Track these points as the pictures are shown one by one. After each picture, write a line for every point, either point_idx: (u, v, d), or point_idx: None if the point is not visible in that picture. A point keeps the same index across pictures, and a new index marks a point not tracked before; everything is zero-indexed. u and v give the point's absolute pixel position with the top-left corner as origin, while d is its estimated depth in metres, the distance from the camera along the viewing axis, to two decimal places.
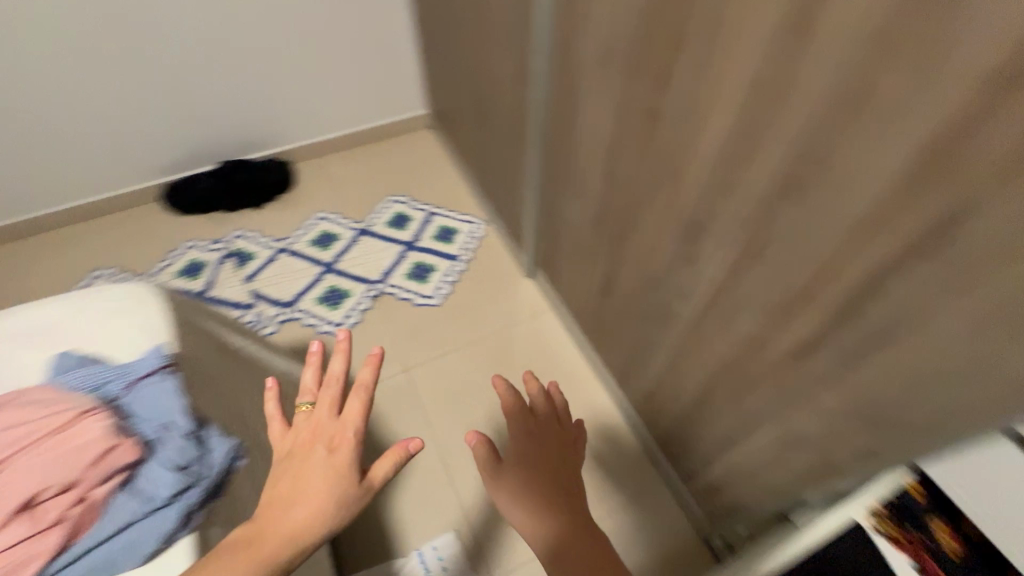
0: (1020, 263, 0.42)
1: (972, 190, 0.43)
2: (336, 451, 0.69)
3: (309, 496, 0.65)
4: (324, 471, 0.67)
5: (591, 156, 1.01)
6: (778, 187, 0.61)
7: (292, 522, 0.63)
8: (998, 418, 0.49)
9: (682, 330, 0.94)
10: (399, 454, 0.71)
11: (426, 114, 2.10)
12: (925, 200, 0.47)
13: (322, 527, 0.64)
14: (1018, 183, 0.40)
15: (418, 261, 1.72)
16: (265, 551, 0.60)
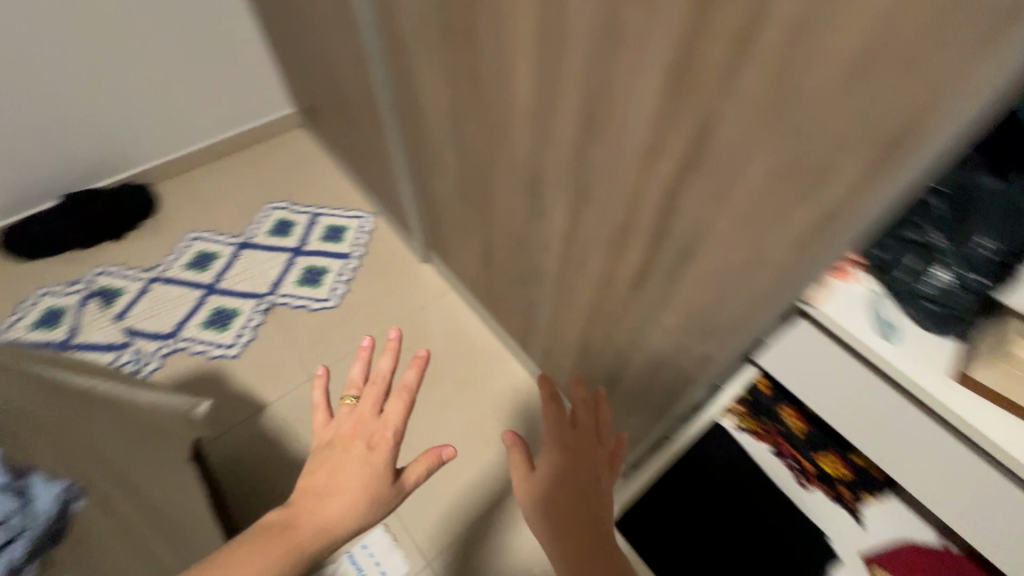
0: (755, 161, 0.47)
1: (710, 99, 0.47)
2: (373, 451, 0.78)
3: (347, 489, 0.74)
4: (362, 467, 0.76)
5: (441, 128, 1.01)
6: (584, 127, 0.64)
7: (327, 514, 0.71)
8: (777, 303, 0.55)
9: (554, 283, 0.98)
10: (432, 460, 0.80)
11: (294, 112, 2.00)
12: (682, 116, 0.51)
13: (351, 525, 0.72)
14: (736, 87, 0.44)
15: (308, 265, 1.66)
16: (302, 538, 0.68)
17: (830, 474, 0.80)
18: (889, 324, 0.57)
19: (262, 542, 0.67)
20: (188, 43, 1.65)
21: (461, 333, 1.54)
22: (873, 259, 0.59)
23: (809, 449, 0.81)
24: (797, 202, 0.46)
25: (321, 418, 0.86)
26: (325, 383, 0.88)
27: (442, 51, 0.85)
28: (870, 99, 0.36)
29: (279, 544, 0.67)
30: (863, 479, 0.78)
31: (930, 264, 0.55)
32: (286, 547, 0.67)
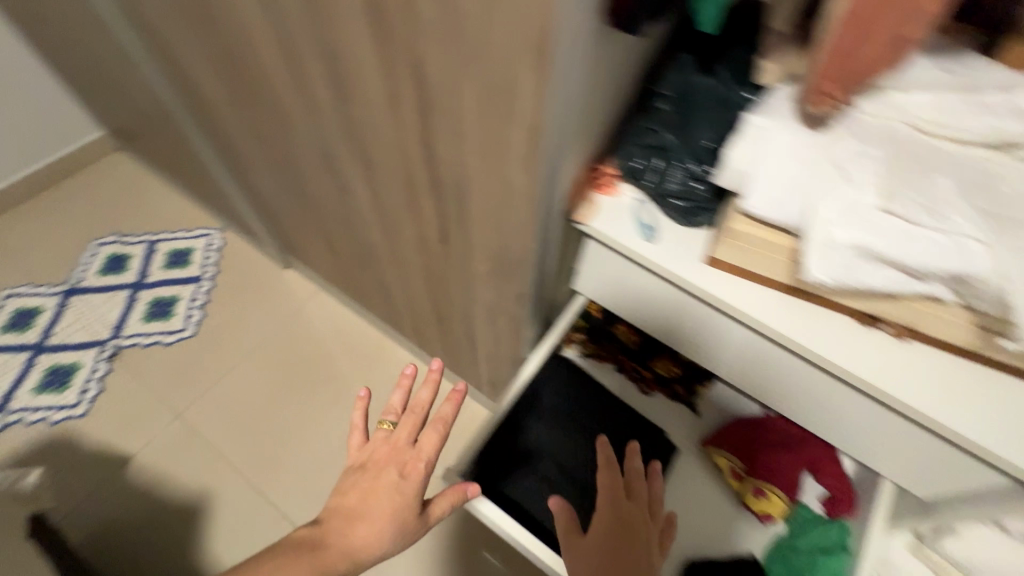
0: (464, 86, 0.47)
1: (408, 30, 0.47)
2: (406, 482, 0.69)
3: (373, 519, 0.65)
4: (392, 498, 0.68)
5: (233, 119, 0.93)
6: (335, 85, 0.62)
7: (357, 536, 0.64)
8: (539, 225, 0.57)
9: (389, 258, 0.96)
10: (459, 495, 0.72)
11: (105, 134, 1.77)
12: (397, 54, 0.50)
13: (375, 554, 0.64)
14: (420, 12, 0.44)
15: (153, 298, 1.51)
16: (328, 559, 0.60)
17: (664, 376, 0.88)
18: (647, 226, 0.62)
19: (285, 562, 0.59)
20: None
21: (338, 332, 1.48)
22: (625, 170, 0.63)
23: (645, 358, 0.88)
24: (506, 125, 0.48)
25: (357, 440, 0.77)
26: (362, 405, 0.79)
27: (197, 35, 0.78)
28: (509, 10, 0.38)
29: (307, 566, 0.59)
30: (691, 374, 0.87)
31: (667, 163, 0.60)
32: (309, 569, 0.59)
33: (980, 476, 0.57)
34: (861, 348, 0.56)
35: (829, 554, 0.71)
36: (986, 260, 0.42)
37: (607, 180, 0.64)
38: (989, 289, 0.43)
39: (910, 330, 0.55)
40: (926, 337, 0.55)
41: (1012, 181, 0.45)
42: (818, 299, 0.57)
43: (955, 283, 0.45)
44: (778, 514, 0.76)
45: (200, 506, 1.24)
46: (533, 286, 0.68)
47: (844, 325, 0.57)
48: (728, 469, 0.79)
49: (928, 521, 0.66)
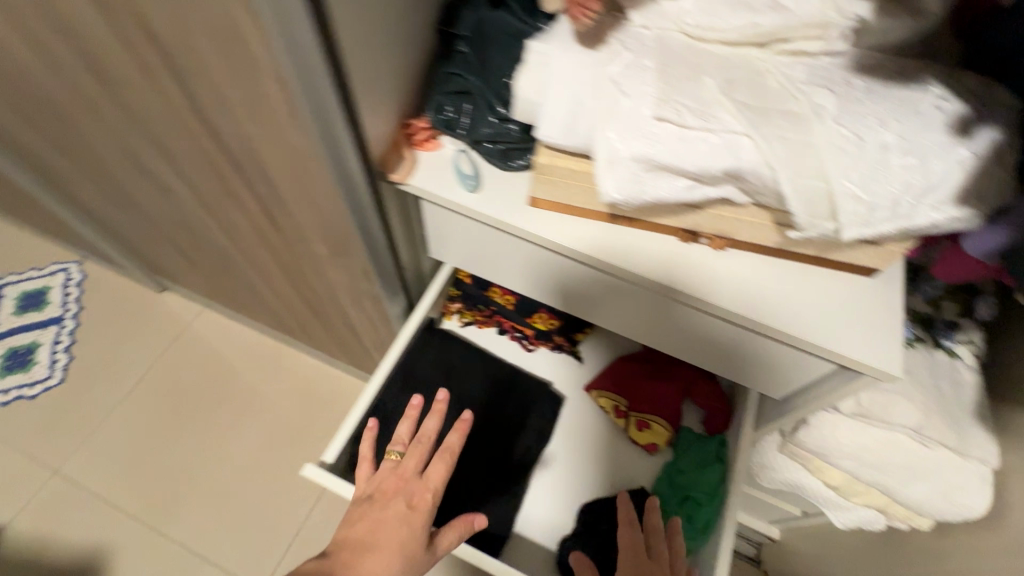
0: (193, 38, 0.42)
1: None
2: (415, 511, 0.60)
3: (381, 552, 0.55)
4: (401, 529, 0.58)
5: (19, 127, 0.81)
6: (84, 63, 0.54)
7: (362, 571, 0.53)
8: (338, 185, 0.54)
9: (242, 257, 0.88)
10: (466, 524, 0.63)
11: None
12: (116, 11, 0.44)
13: None
14: None
15: (6, 350, 1.34)
16: None
17: (544, 330, 0.87)
18: (465, 174, 0.59)
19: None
20: None
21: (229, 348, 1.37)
22: (438, 122, 0.60)
23: (523, 314, 0.87)
24: (254, 78, 0.43)
25: (361, 472, 0.68)
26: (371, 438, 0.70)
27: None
28: None
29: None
30: (570, 322, 0.87)
31: (476, 109, 0.58)
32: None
33: (812, 367, 0.60)
34: (686, 264, 0.57)
35: (706, 466, 0.74)
36: (753, 152, 0.43)
37: (427, 135, 0.61)
38: (762, 181, 0.44)
39: (727, 240, 0.56)
40: (742, 244, 0.56)
41: (776, 74, 0.46)
42: (640, 223, 0.57)
43: (735, 181, 0.46)
44: (662, 442, 0.79)
45: (95, 561, 1.13)
46: (365, 254, 0.65)
47: (669, 245, 0.57)
48: (612, 409, 0.81)
49: (787, 420, 0.69)
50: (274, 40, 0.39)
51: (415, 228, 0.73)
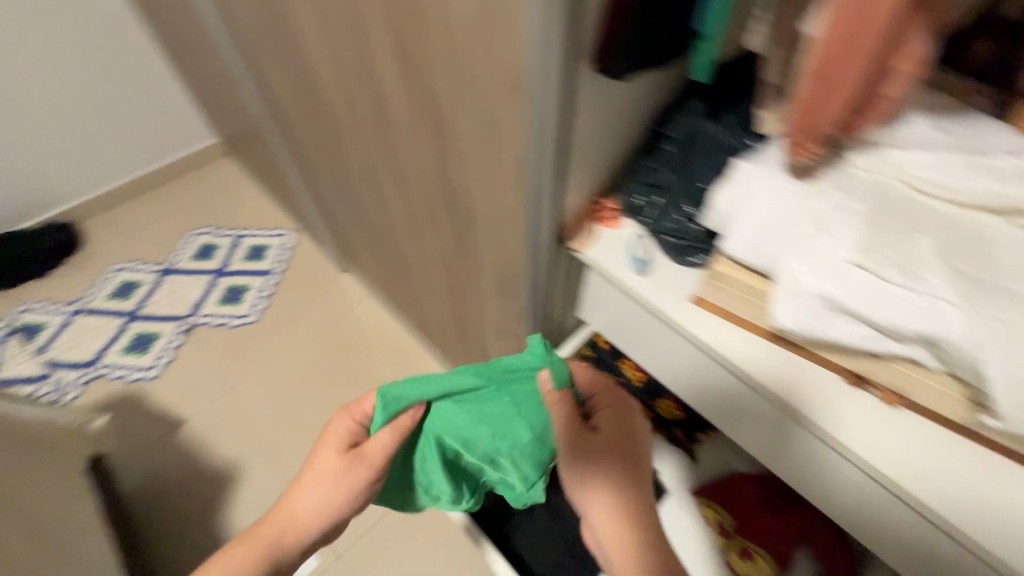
0: (471, 125, 0.55)
1: (428, 80, 0.55)
2: (331, 447, 0.62)
3: (309, 481, 0.62)
4: (324, 460, 0.62)
5: (305, 140, 1.08)
6: (377, 115, 0.71)
7: (301, 503, 0.62)
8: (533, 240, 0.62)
9: (418, 266, 1.02)
10: (403, 427, 0.60)
11: (217, 141, 2.03)
12: (420, 95, 0.59)
13: (316, 508, 0.61)
14: (437, 68, 0.53)
15: (229, 285, 1.70)
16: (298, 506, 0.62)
17: (664, 417, 0.86)
18: (641, 259, 0.64)
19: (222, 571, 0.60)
20: (98, 83, 1.70)
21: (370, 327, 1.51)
22: (626, 206, 0.65)
23: (648, 397, 0.88)
24: (499, 149, 0.54)
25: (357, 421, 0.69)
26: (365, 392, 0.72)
27: (270, 48, 0.90)
28: (496, 40, 0.43)
29: (256, 546, 0.61)
30: (692, 420, 0.86)
31: (667, 200, 0.63)
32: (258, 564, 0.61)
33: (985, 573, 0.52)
34: (844, 410, 0.55)
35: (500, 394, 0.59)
36: (958, 325, 0.41)
37: (610, 214, 0.67)
38: (962, 353, 0.42)
39: (901, 397, 0.53)
40: (923, 407, 0.52)
41: (1006, 246, 0.44)
42: (807, 353, 0.56)
43: (931, 345, 0.44)
44: None
45: (231, 471, 1.36)
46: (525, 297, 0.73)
47: (837, 386, 0.55)
48: (715, 523, 0.78)
49: None
50: (529, 120, 0.47)
51: (575, 291, 0.80)
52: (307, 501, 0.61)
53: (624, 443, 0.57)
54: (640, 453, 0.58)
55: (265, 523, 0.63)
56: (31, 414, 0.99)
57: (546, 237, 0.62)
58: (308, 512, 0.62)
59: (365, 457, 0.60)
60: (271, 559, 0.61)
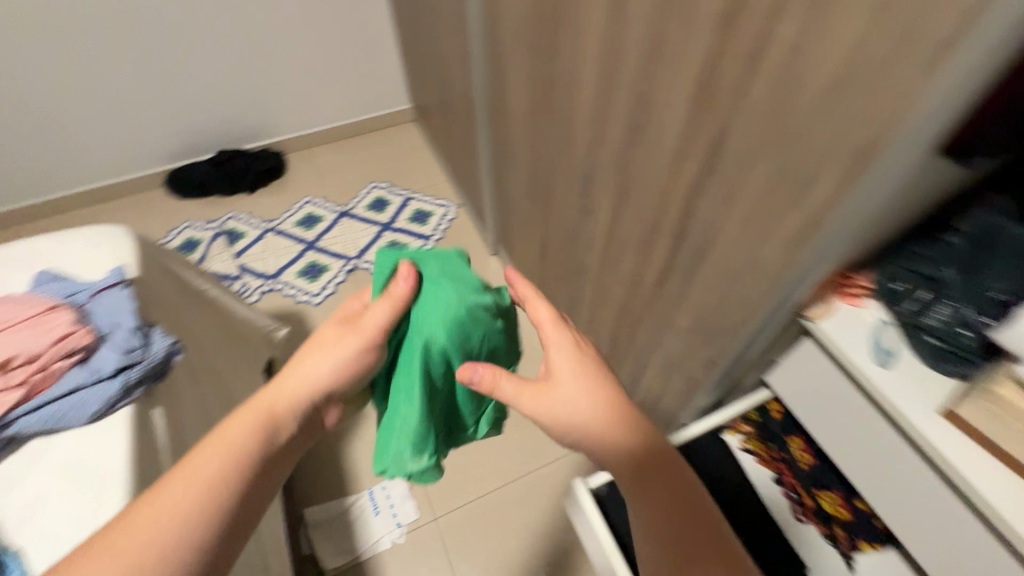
0: (757, 170, 0.53)
1: (723, 118, 0.55)
2: (329, 328, 0.68)
3: (306, 359, 0.66)
4: (321, 340, 0.67)
5: (519, 133, 1.14)
6: (630, 132, 0.72)
7: (291, 383, 0.65)
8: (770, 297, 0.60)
9: (595, 279, 1.04)
10: (396, 296, 0.64)
11: (409, 108, 2.22)
12: (701, 129, 0.58)
13: (311, 382, 0.65)
14: (743, 109, 0.52)
15: (392, 239, 1.85)
16: (292, 383, 0.65)
17: (827, 512, 0.79)
18: (886, 350, 0.60)
19: (226, 439, 0.60)
20: (334, 40, 1.92)
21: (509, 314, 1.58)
22: (884, 289, 0.60)
23: (811, 484, 0.81)
24: (787, 209, 0.52)
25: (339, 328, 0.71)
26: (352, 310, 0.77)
27: (524, 49, 0.95)
28: (848, 110, 0.42)
29: (244, 420, 0.62)
30: (863, 525, 0.77)
31: (935, 297, 0.56)
32: (261, 432, 0.61)
33: None
34: None
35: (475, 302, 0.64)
36: None
37: (855, 290, 0.63)
38: None
39: None
40: None
41: None
42: None
43: None
44: None
45: None
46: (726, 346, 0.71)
47: None
48: None
49: None
50: (851, 194, 0.45)
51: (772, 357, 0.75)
52: (301, 378, 0.65)
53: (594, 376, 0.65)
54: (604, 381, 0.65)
55: (254, 404, 0.63)
56: (239, 311, 1.15)
57: (790, 304, 0.59)
58: (301, 386, 0.65)
59: (365, 325, 0.64)
60: (271, 431, 0.62)
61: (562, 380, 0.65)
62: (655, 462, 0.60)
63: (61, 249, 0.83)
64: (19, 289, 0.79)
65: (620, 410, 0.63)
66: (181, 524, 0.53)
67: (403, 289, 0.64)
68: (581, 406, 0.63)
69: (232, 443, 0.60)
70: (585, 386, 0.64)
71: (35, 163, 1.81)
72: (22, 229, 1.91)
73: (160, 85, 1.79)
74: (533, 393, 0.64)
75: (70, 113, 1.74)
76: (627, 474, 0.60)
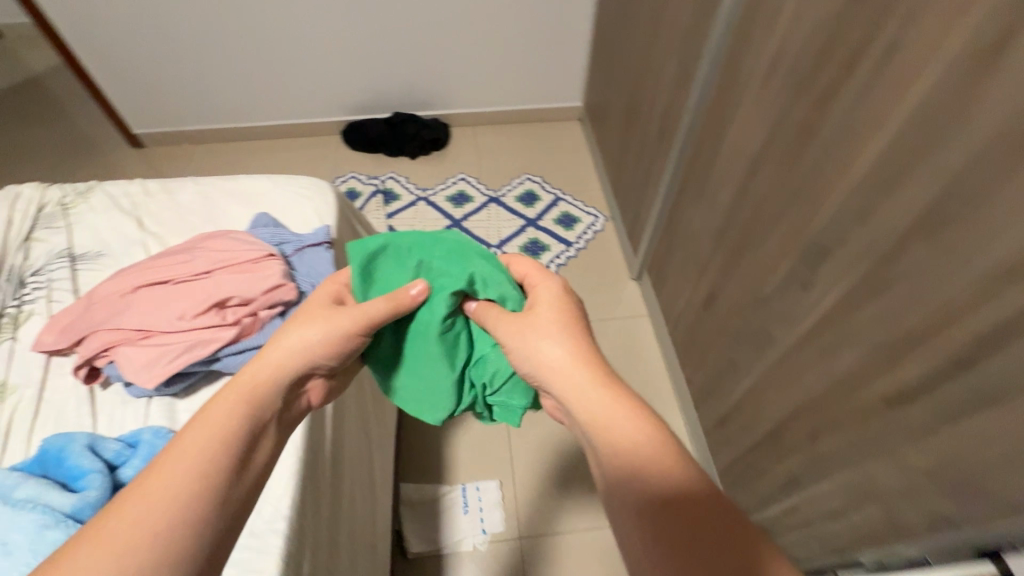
0: None
1: None
2: (319, 308, 0.65)
3: (295, 334, 0.63)
4: (312, 318, 0.64)
5: (729, 171, 1.02)
6: (922, 223, 0.60)
7: (275, 360, 0.61)
8: None
9: (779, 356, 0.91)
10: (401, 300, 0.65)
11: (580, 107, 2.16)
12: None
13: (298, 359, 0.62)
14: None
15: (534, 237, 1.82)
16: (277, 359, 0.61)
17: None
18: None
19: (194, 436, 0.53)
20: (531, 29, 1.89)
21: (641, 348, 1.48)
22: None
23: None
24: None
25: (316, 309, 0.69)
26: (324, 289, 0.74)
27: (782, 86, 0.83)
28: None
29: (223, 403, 0.56)
30: None
31: None
32: (249, 412, 0.56)
33: None
34: None
35: (457, 263, 0.69)
36: None
37: None
38: None
39: None
40: None
41: None
42: None
43: None
44: None
45: None
46: (975, 512, 0.57)
47: None
48: None
49: None
50: None
51: None
52: (287, 356, 0.62)
53: (567, 325, 0.65)
54: (579, 329, 0.65)
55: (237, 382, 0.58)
56: None
57: None
58: (289, 362, 0.62)
59: (354, 308, 0.64)
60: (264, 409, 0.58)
61: (538, 315, 0.65)
62: (613, 399, 0.57)
63: (278, 194, 0.88)
64: (239, 227, 0.84)
65: (583, 360, 0.61)
66: (173, 516, 0.46)
67: (410, 297, 0.65)
68: (543, 339, 0.63)
69: (210, 430, 0.53)
70: (552, 327, 0.64)
71: (243, 93, 1.99)
72: (220, 146, 2.14)
73: (363, 45, 1.88)
74: (511, 325, 0.65)
75: (284, 56, 1.88)
76: (594, 426, 0.56)
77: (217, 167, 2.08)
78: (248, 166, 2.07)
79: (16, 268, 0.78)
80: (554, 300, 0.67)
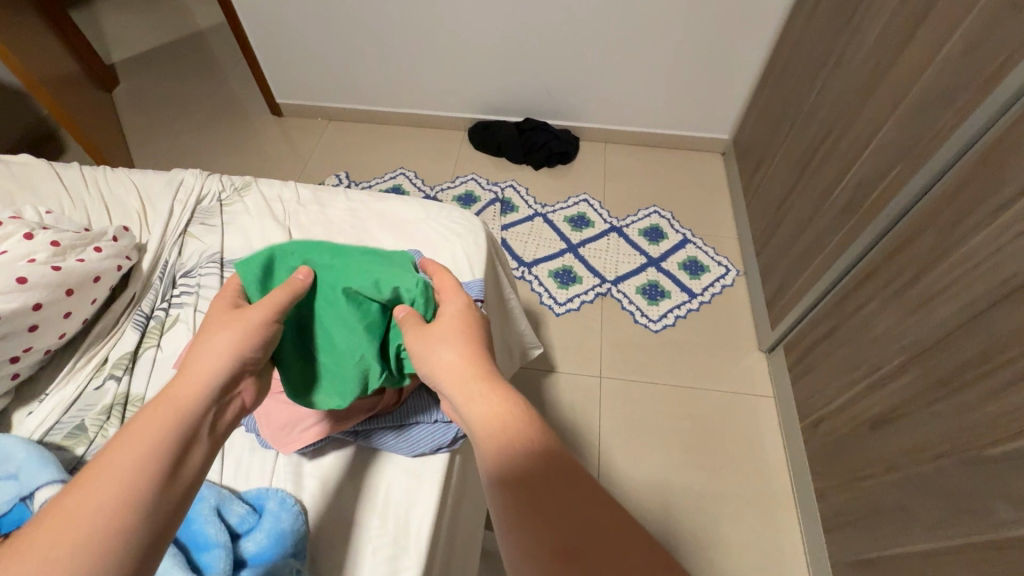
0: None
1: None
2: (225, 317, 0.56)
3: (203, 344, 0.53)
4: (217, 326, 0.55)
5: (956, 285, 0.82)
6: None
7: (190, 374, 0.51)
8: None
9: (995, 538, 0.71)
10: (293, 285, 0.61)
11: (727, 140, 1.95)
12: None
13: (217, 364, 0.52)
14: None
15: (655, 280, 1.67)
16: (192, 373, 0.51)
17: None
18: None
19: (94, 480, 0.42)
20: (694, 52, 1.71)
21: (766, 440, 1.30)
22: None
23: None
24: None
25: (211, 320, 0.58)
26: None
27: None
28: None
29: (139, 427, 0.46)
30: None
31: None
32: (168, 431, 0.47)
33: None
34: None
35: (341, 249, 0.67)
36: None
37: None
38: None
39: None
40: None
41: None
42: None
43: None
44: None
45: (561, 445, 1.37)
46: None
47: None
48: None
49: None
50: None
51: None
52: (199, 366, 0.51)
53: (467, 326, 0.59)
54: (480, 330, 0.60)
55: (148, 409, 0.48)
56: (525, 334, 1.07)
57: None
58: (210, 370, 0.52)
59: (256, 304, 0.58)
60: (191, 422, 0.49)
61: (441, 321, 0.60)
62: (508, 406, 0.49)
63: (427, 228, 0.80)
64: None
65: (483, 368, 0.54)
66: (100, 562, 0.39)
67: (299, 277, 0.62)
68: (439, 343, 0.57)
69: (118, 461, 0.43)
70: (451, 331, 0.58)
71: (383, 79, 1.99)
72: (351, 126, 2.16)
73: (510, 47, 1.79)
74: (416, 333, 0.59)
75: (429, 48, 1.84)
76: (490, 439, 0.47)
77: (346, 146, 2.10)
78: (375, 150, 2.07)
79: (170, 264, 0.77)
80: (454, 304, 0.62)
